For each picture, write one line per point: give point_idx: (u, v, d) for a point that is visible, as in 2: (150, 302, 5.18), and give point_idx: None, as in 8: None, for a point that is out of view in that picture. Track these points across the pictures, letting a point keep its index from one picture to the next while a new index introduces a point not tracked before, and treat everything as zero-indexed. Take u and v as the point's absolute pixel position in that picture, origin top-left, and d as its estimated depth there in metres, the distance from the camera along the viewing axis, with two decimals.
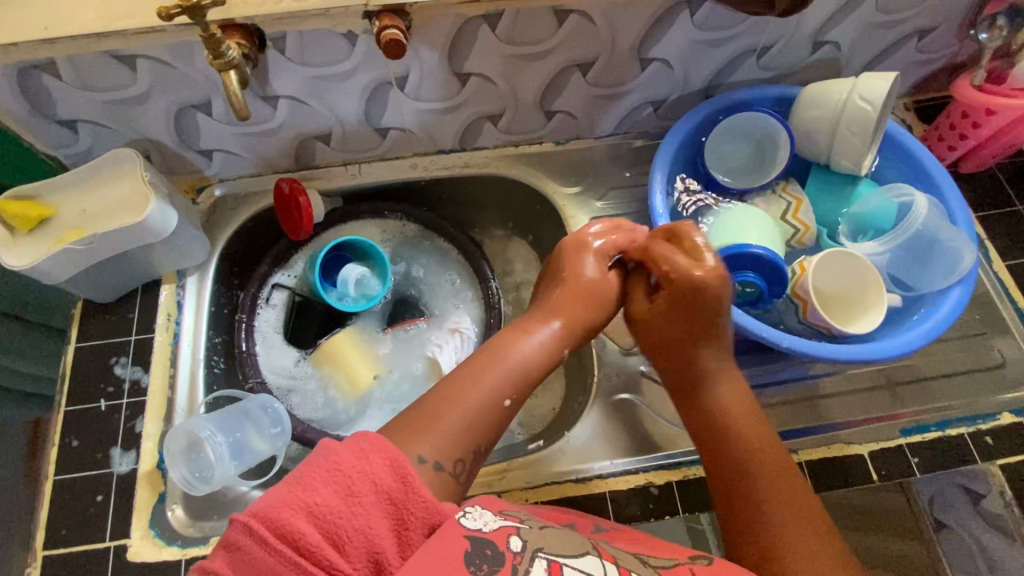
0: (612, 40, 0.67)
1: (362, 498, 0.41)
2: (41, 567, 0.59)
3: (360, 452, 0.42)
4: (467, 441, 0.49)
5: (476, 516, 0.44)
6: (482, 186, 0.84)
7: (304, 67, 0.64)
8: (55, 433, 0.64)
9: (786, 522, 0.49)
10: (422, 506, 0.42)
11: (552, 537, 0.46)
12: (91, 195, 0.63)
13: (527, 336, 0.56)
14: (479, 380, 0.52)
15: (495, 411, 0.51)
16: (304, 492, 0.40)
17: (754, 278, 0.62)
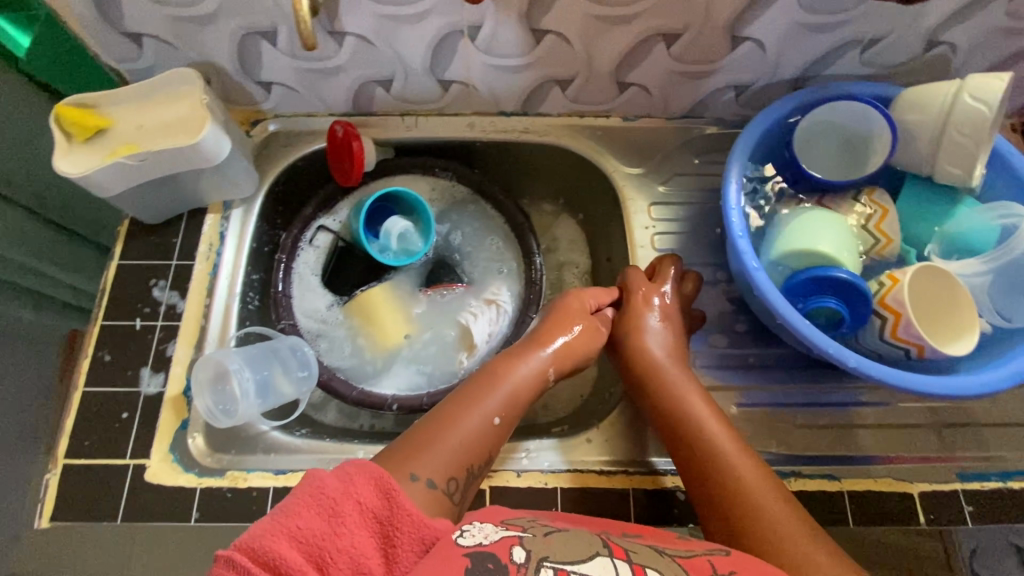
0: (706, 13, 0.61)
1: (346, 518, 0.43)
2: (63, 474, 0.60)
3: (344, 476, 0.45)
4: (457, 459, 0.52)
5: (474, 534, 0.45)
6: (538, 155, 0.80)
7: (375, 4, 0.60)
8: (90, 346, 0.65)
9: (767, 505, 0.52)
10: (408, 523, 0.44)
11: (556, 545, 0.45)
12: (150, 111, 0.61)
13: (518, 362, 0.61)
14: (471, 405, 0.56)
15: (485, 433, 0.55)
16: (287, 519, 0.42)
17: (834, 304, 0.55)
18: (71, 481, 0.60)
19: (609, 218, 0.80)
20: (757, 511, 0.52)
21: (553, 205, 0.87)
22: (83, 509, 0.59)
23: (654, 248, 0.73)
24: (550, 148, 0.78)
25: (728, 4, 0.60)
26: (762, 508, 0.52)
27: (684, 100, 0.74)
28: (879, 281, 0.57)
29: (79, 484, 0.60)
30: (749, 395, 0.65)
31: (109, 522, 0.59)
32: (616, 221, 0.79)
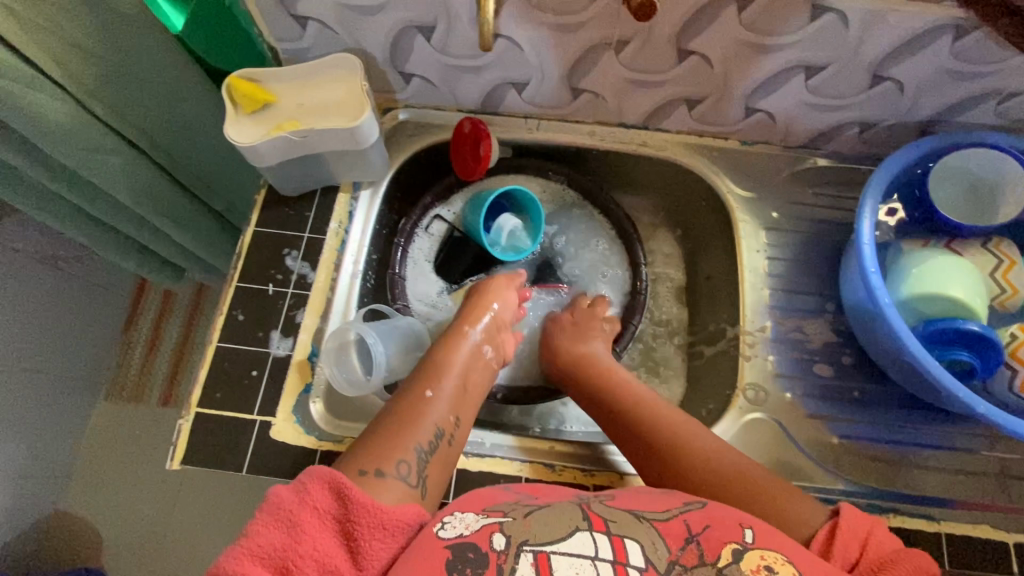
0: (857, 51, 0.62)
1: (305, 526, 0.47)
2: (194, 422, 0.64)
3: (297, 488, 0.49)
4: (410, 442, 0.56)
5: (455, 526, 0.50)
6: (650, 168, 0.82)
7: (536, 11, 0.62)
8: (224, 304, 0.68)
9: (712, 463, 0.59)
10: (364, 517, 0.48)
11: (537, 525, 0.49)
12: (311, 89, 0.65)
13: (455, 350, 0.66)
14: (418, 388, 0.61)
15: (443, 407, 0.60)
16: (249, 539, 0.46)
17: (968, 357, 0.57)
18: (201, 429, 0.63)
19: (712, 237, 0.82)
20: (706, 461, 0.59)
21: (652, 218, 0.89)
22: (210, 457, 0.63)
23: (762, 273, 0.74)
24: (663, 162, 0.80)
25: (881, 43, 0.61)
26: (714, 453, 0.59)
27: (806, 130, 0.75)
28: (1010, 333, 0.60)
29: (208, 433, 0.63)
30: (847, 425, 0.67)
31: (234, 472, 0.62)
32: (719, 241, 0.80)
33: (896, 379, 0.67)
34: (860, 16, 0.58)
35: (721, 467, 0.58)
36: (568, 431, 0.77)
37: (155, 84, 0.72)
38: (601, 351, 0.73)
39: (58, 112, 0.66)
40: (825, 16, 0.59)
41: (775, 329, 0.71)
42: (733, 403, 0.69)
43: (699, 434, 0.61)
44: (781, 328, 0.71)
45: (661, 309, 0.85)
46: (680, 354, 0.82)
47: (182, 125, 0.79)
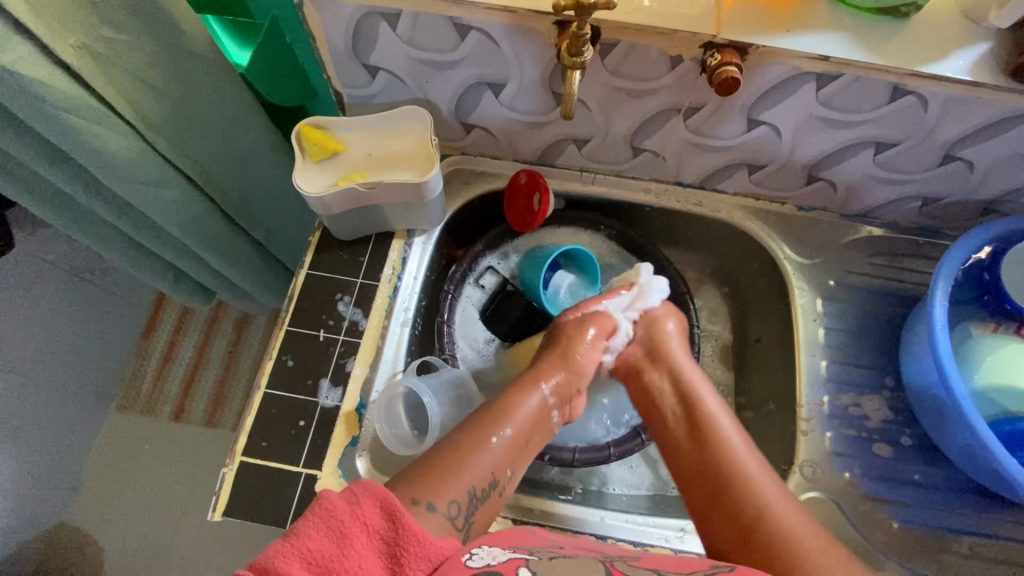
0: (930, 131, 0.62)
1: (353, 540, 0.42)
2: (239, 471, 0.62)
3: (349, 497, 0.44)
4: (463, 484, 0.54)
5: (483, 556, 0.46)
6: (703, 227, 0.81)
7: (612, 76, 0.62)
8: (274, 348, 0.67)
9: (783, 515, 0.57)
10: (413, 544, 0.43)
11: (561, 567, 0.46)
12: (379, 143, 0.68)
13: (522, 397, 0.63)
14: (481, 437, 0.58)
15: (496, 462, 0.57)
16: (298, 539, 0.41)
17: None
18: (245, 480, 0.62)
19: (763, 300, 0.81)
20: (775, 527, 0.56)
21: (698, 274, 0.88)
22: (254, 510, 0.61)
23: (819, 343, 0.73)
24: (718, 222, 0.80)
25: (956, 126, 0.61)
26: (764, 500, 0.58)
27: (865, 201, 0.74)
28: None
29: (252, 483, 0.62)
30: (907, 509, 0.65)
31: (277, 527, 0.60)
32: (771, 305, 0.79)
33: (964, 469, 0.65)
34: (939, 99, 0.58)
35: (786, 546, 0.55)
36: (611, 494, 0.75)
37: (217, 120, 0.72)
38: (676, 350, 0.70)
39: (123, 147, 0.65)
40: (905, 98, 0.59)
41: (832, 403, 0.70)
42: (789, 480, 0.67)
43: (772, 494, 0.58)
44: (838, 402, 0.70)
45: (706, 369, 0.84)
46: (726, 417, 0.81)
47: (236, 160, 0.79)
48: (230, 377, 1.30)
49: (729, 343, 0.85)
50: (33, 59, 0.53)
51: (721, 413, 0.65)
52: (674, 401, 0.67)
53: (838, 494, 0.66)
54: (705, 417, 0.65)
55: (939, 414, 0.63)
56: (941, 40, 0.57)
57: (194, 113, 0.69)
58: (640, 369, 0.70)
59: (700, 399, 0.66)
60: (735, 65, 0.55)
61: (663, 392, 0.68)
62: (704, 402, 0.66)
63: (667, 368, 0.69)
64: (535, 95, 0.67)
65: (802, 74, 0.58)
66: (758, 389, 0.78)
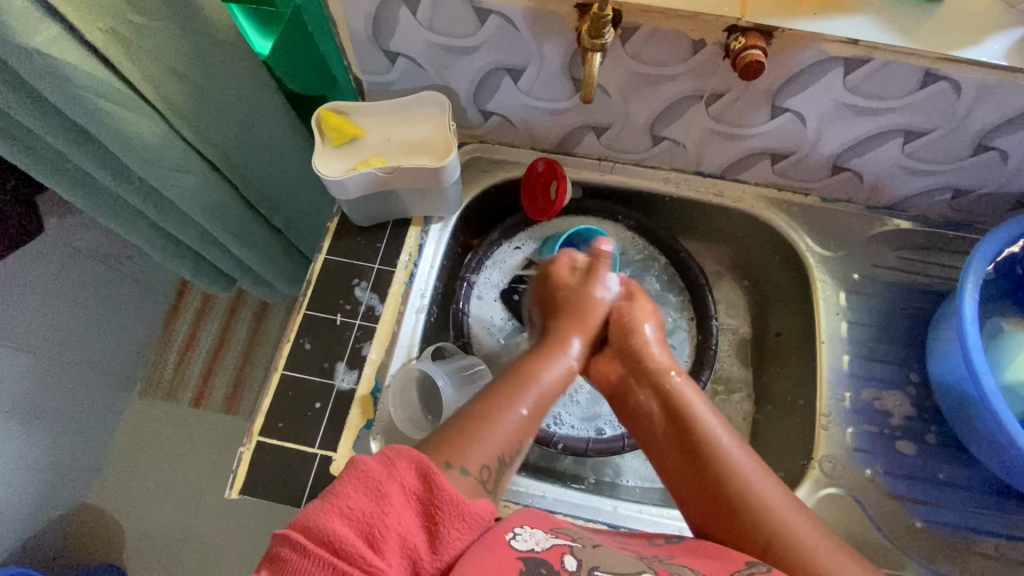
0: (963, 120, 0.60)
1: (391, 499, 0.42)
2: (256, 450, 0.63)
3: (385, 459, 0.44)
4: (492, 450, 0.53)
5: (527, 539, 0.47)
6: (723, 219, 0.80)
7: (633, 61, 0.61)
8: (291, 331, 0.68)
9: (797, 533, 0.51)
10: (449, 506, 0.44)
11: (606, 556, 0.48)
12: (397, 128, 0.68)
13: (550, 361, 0.62)
14: (506, 402, 0.57)
15: (520, 427, 0.56)
16: (337, 498, 0.41)
17: None
18: (262, 459, 0.63)
19: (783, 293, 0.79)
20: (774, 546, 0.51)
21: (717, 267, 0.86)
22: (269, 489, 0.61)
23: (840, 336, 0.71)
24: (738, 214, 0.78)
25: (991, 113, 0.59)
26: (794, 532, 0.52)
27: (892, 193, 0.72)
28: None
29: (268, 463, 0.63)
30: (931, 508, 0.63)
31: (292, 506, 0.61)
32: (792, 298, 0.78)
33: (989, 467, 0.63)
34: (974, 85, 0.56)
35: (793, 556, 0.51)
36: (624, 486, 0.75)
37: (238, 107, 0.73)
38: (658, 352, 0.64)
39: (148, 132, 0.66)
40: (937, 84, 0.57)
41: (854, 398, 0.68)
42: (808, 475, 0.66)
43: (786, 510, 0.53)
44: (860, 399, 0.68)
45: (722, 364, 0.83)
46: (743, 412, 0.80)
47: (258, 147, 0.80)
48: (249, 364, 1.33)
49: (747, 338, 0.84)
50: (63, 41, 0.54)
51: (722, 434, 0.57)
52: (662, 418, 0.60)
53: (858, 491, 0.64)
54: (699, 437, 0.57)
55: (966, 410, 0.62)
56: (976, 23, 0.55)
57: (217, 98, 0.70)
58: (623, 391, 0.64)
59: (687, 413, 0.59)
60: (759, 49, 0.54)
61: (653, 414, 0.61)
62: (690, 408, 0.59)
63: (651, 381, 0.62)
64: (554, 81, 0.67)
65: (829, 59, 0.57)
66: (777, 384, 0.77)
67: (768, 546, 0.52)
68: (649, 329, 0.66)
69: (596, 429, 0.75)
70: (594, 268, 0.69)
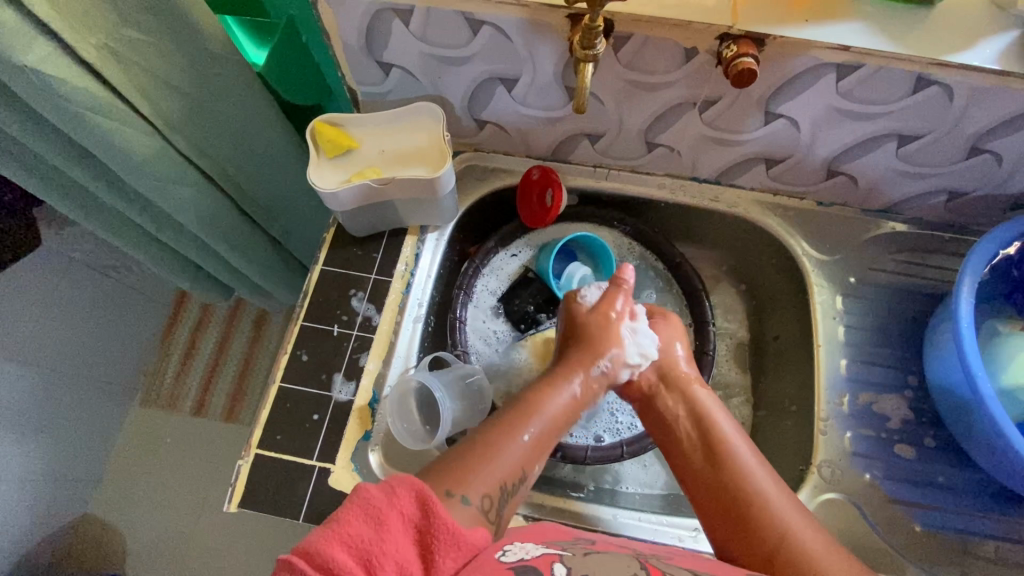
0: (955, 123, 0.60)
1: (390, 527, 0.43)
2: (254, 462, 0.63)
3: (386, 487, 0.45)
4: (494, 480, 0.52)
5: (516, 551, 0.46)
6: (719, 224, 0.80)
7: (625, 69, 0.61)
8: (289, 343, 0.68)
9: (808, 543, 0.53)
10: (445, 534, 0.44)
11: (595, 563, 0.47)
12: (391, 139, 0.68)
13: (552, 392, 0.62)
14: (506, 432, 0.56)
15: (523, 458, 0.56)
16: (337, 525, 0.42)
17: None
18: (260, 472, 0.63)
19: (781, 297, 0.79)
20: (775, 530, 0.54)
21: (714, 271, 0.86)
22: (268, 502, 0.62)
23: (838, 340, 0.71)
24: (734, 219, 0.78)
25: (984, 117, 0.59)
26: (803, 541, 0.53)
27: (886, 196, 0.72)
28: None
29: (267, 476, 0.63)
30: (930, 512, 0.63)
31: (291, 519, 0.61)
32: (788, 302, 0.78)
33: (989, 470, 0.63)
34: (966, 89, 0.56)
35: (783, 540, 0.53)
36: (623, 492, 0.75)
37: (233, 118, 0.73)
38: (702, 394, 0.65)
39: (143, 145, 0.67)
40: (929, 88, 0.57)
41: (851, 402, 0.68)
42: (807, 480, 0.66)
43: (795, 521, 0.54)
44: (858, 403, 0.68)
45: (720, 369, 0.83)
46: (741, 416, 0.80)
47: (253, 158, 0.80)
48: (249, 373, 1.33)
49: (745, 342, 0.84)
50: (55, 58, 0.54)
51: (741, 445, 0.60)
52: (690, 427, 0.63)
53: (857, 496, 0.64)
54: (720, 442, 0.61)
55: (964, 414, 0.62)
56: (968, 27, 0.55)
57: (211, 111, 0.70)
58: (652, 396, 0.66)
59: (715, 422, 0.62)
60: (751, 56, 0.54)
61: (678, 419, 0.64)
62: (716, 422, 0.62)
63: (679, 389, 0.65)
64: (547, 90, 0.67)
65: (821, 65, 0.57)
66: (775, 388, 0.77)
67: (777, 545, 0.53)
68: (682, 344, 0.68)
69: (595, 436, 0.75)
70: (609, 295, 0.68)
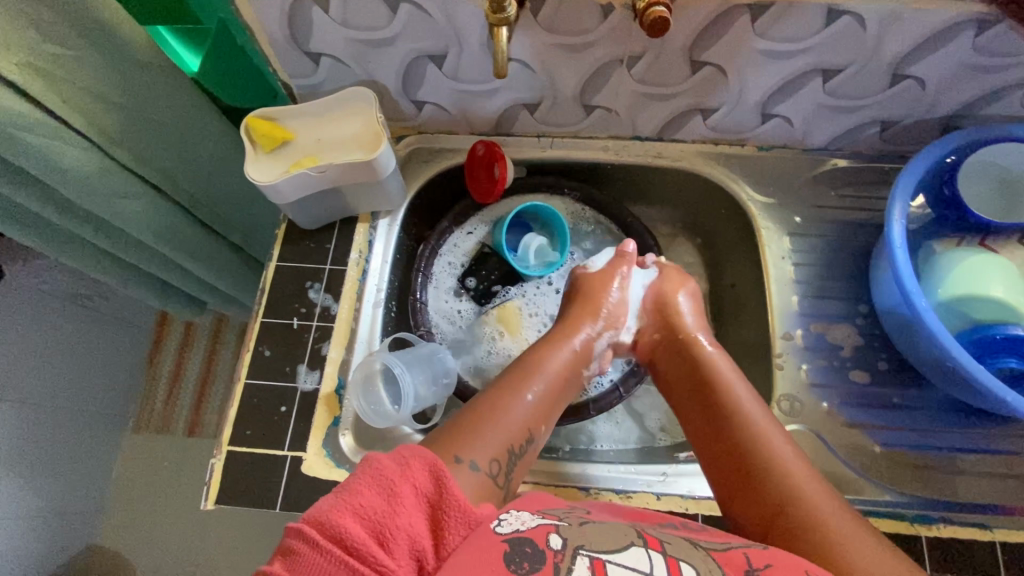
0: (874, 51, 0.61)
1: (402, 500, 0.44)
2: (227, 459, 0.64)
3: (401, 460, 0.47)
4: (501, 443, 0.56)
5: (511, 522, 0.47)
6: (666, 179, 0.81)
7: (548, 33, 0.62)
8: (250, 340, 0.69)
9: (819, 505, 0.53)
10: (456, 510, 0.46)
11: (592, 535, 0.47)
12: (326, 127, 0.68)
13: (550, 352, 0.67)
14: (513, 392, 0.61)
15: (529, 418, 0.60)
16: (349, 496, 0.44)
17: (1014, 364, 0.57)
18: (234, 468, 0.64)
19: (734, 245, 0.80)
20: (773, 465, 0.56)
21: (670, 228, 0.88)
22: (244, 495, 0.63)
23: (788, 278, 0.73)
24: (679, 172, 0.79)
25: (900, 41, 0.60)
26: (813, 507, 0.53)
27: (823, 133, 0.74)
28: None
29: (240, 471, 0.63)
30: (887, 432, 0.65)
31: (268, 509, 0.62)
32: (741, 249, 0.79)
33: (940, 385, 0.64)
34: (876, 16, 0.57)
35: (785, 481, 0.55)
36: (598, 451, 0.76)
37: (172, 126, 0.73)
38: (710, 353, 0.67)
39: (82, 161, 0.67)
40: (842, 19, 0.58)
41: (805, 335, 0.70)
42: None
43: (807, 484, 0.55)
44: (811, 335, 0.70)
45: None
46: None
47: (200, 165, 0.80)
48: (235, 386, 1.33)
49: (706, 294, 0.86)
50: None
51: (738, 389, 0.63)
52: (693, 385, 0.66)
53: (819, 426, 0.66)
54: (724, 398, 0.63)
55: (909, 332, 0.63)
56: None
57: (148, 120, 0.70)
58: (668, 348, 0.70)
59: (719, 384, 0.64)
60: (664, 5, 0.54)
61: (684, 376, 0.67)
62: (730, 386, 0.63)
63: (678, 348, 0.69)
64: (476, 62, 0.67)
65: (733, 8, 0.58)
66: (737, 334, 0.79)
67: (782, 500, 0.54)
68: (681, 299, 0.72)
69: None
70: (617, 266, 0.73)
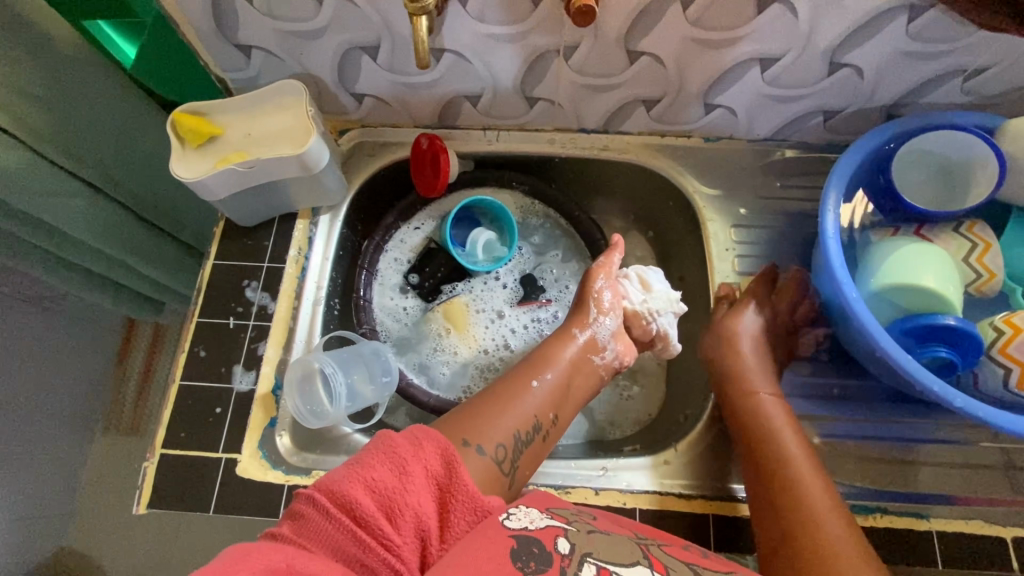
0: (808, 39, 0.60)
1: (413, 479, 0.46)
2: (159, 463, 0.63)
3: (415, 442, 0.48)
4: (508, 430, 0.57)
5: (520, 518, 0.47)
6: (614, 172, 0.80)
7: (479, 23, 0.61)
8: (185, 341, 0.67)
9: (835, 532, 0.52)
10: (464, 496, 0.47)
11: (599, 544, 0.46)
12: (256, 121, 0.67)
13: (561, 342, 0.66)
14: (524, 379, 0.62)
15: (538, 406, 0.61)
16: (361, 469, 0.45)
17: (944, 354, 0.57)
18: (167, 472, 0.62)
19: (684, 237, 0.80)
20: (802, 496, 0.56)
21: (623, 222, 0.87)
22: (177, 499, 0.61)
23: (730, 271, 0.73)
24: (627, 165, 0.78)
25: (833, 29, 0.59)
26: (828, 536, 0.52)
27: (767, 124, 0.73)
28: (996, 328, 0.59)
29: (172, 475, 0.62)
30: (828, 423, 0.65)
31: (201, 512, 0.61)
32: (689, 242, 0.79)
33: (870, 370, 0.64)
34: (805, 3, 0.56)
35: (806, 511, 0.55)
36: None
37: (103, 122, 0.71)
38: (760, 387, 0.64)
39: (6, 159, 0.65)
40: (772, 7, 0.57)
41: None
42: None
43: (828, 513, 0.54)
44: None
45: None
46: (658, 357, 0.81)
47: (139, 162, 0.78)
48: None
49: None
50: None
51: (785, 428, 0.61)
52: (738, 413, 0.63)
53: None
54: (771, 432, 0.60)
55: (843, 322, 0.63)
56: None
57: (76, 116, 0.68)
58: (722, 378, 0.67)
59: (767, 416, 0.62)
60: None
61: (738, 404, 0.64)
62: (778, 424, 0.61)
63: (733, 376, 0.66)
64: (410, 54, 0.66)
65: None
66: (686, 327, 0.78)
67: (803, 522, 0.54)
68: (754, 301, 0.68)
69: None
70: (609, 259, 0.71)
